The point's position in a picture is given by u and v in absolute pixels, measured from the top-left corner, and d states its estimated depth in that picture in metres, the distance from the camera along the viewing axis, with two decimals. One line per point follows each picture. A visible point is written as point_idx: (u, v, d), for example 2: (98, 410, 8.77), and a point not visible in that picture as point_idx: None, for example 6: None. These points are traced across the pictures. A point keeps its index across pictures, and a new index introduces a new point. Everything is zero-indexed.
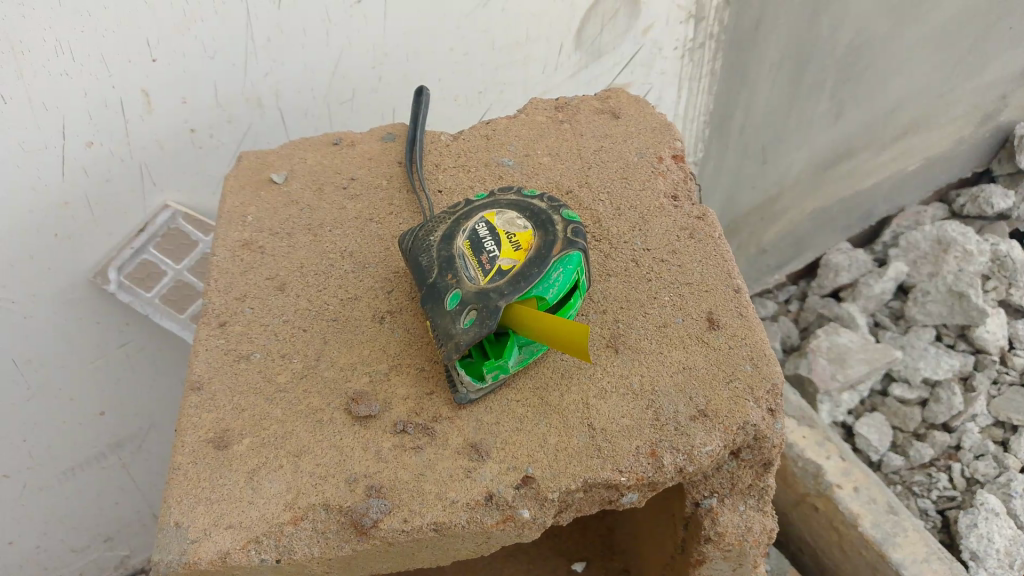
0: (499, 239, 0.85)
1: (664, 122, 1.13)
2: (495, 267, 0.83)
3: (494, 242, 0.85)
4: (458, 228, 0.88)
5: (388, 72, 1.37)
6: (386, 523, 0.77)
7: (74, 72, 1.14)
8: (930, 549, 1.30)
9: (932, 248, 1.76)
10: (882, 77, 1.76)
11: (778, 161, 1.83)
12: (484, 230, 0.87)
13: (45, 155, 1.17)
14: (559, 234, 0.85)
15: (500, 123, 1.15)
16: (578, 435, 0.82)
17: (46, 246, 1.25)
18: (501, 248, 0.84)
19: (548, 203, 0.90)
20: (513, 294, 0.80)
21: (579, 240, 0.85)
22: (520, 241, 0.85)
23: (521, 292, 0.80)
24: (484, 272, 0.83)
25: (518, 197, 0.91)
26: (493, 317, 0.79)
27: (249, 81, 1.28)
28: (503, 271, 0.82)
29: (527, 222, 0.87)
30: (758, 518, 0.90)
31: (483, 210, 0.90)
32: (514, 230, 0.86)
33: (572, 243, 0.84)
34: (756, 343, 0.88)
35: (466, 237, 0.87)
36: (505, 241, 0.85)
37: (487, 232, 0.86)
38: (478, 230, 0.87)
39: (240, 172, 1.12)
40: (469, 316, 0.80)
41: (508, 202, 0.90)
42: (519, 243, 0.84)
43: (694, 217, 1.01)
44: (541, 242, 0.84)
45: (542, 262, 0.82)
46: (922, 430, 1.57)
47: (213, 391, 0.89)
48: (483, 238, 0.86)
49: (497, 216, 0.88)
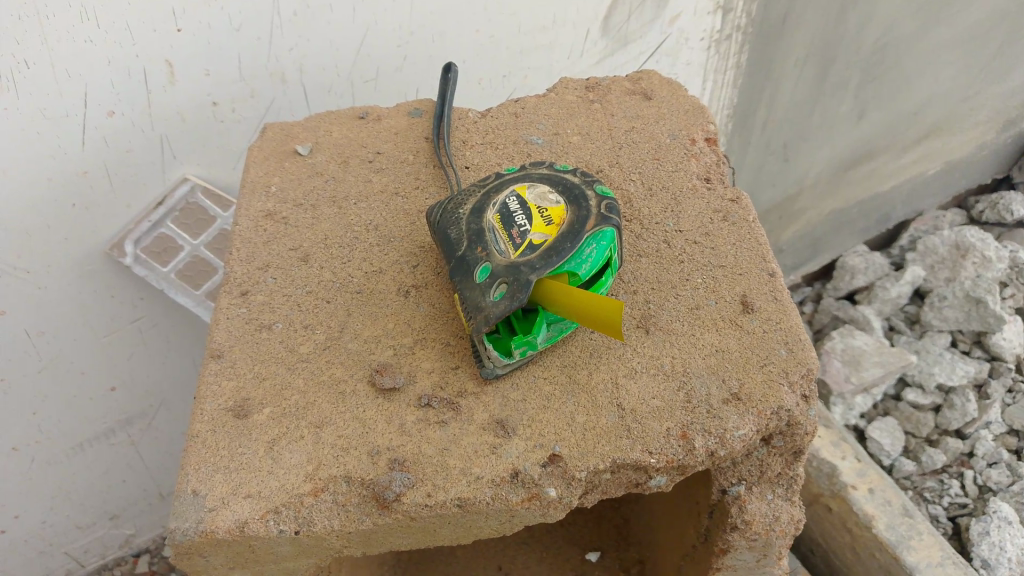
0: (531, 213, 0.83)
1: (697, 105, 1.10)
2: (527, 241, 0.80)
3: (525, 216, 0.83)
4: (488, 201, 0.86)
5: (413, 51, 1.35)
6: (408, 497, 0.75)
7: (97, 39, 1.12)
8: (946, 553, 1.28)
9: (950, 253, 1.73)
10: (909, 76, 1.73)
11: (802, 157, 1.80)
12: (515, 204, 0.84)
13: (66, 122, 1.16)
14: (592, 210, 0.83)
15: (529, 102, 1.13)
16: (607, 414, 0.80)
17: (63, 216, 1.23)
18: (533, 222, 0.82)
19: (581, 178, 0.88)
20: (545, 269, 0.77)
21: (613, 216, 0.83)
22: (552, 215, 0.82)
23: (553, 266, 0.78)
24: (515, 245, 0.80)
25: (550, 172, 0.89)
26: (524, 291, 0.77)
27: (272, 54, 1.26)
28: (534, 245, 0.80)
29: (560, 197, 0.84)
30: (786, 508, 0.88)
31: (515, 184, 0.88)
32: (546, 205, 0.84)
33: (606, 218, 0.82)
34: (791, 328, 0.86)
35: (497, 210, 0.85)
36: (537, 215, 0.83)
37: (518, 206, 0.84)
38: (509, 204, 0.85)
39: (264, 142, 1.10)
40: (500, 289, 0.79)
41: (540, 176, 0.88)
42: (551, 218, 0.82)
43: (727, 200, 0.99)
44: (574, 217, 0.82)
45: (575, 237, 0.79)
46: (935, 436, 1.54)
47: (234, 359, 0.87)
48: (514, 212, 0.83)
49: (528, 189, 0.86)
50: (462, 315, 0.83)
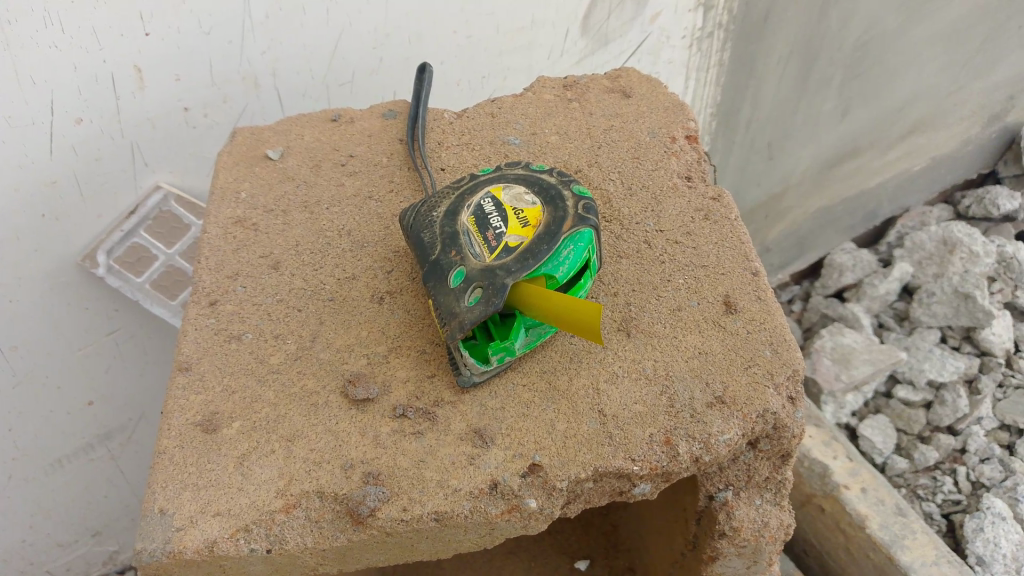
0: (506, 215, 0.80)
1: (677, 102, 1.08)
2: (502, 244, 0.78)
3: (500, 217, 0.80)
4: (462, 203, 0.84)
5: (388, 54, 1.33)
6: (383, 512, 0.72)
7: (63, 45, 1.09)
8: (941, 552, 1.25)
9: (937, 248, 1.71)
10: (892, 72, 1.72)
11: (787, 155, 1.78)
12: (490, 206, 0.82)
13: (32, 131, 1.13)
14: (569, 210, 0.80)
15: (505, 101, 1.10)
16: (588, 421, 0.78)
17: (32, 227, 1.20)
18: (508, 224, 0.79)
19: (558, 177, 0.85)
20: (520, 272, 0.75)
21: (591, 216, 0.80)
22: (528, 217, 0.80)
23: (529, 269, 0.75)
24: (490, 249, 0.78)
25: (526, 172, 0.87)
26: (499, 295, 0.74)
27: (244, 58, 1.23)
28: (509, 247, 0.78)
29: (536, 198, 0.82)
30: (775, 513, 0.86)
31: (490, 185, 0.85)
32: (522, 206, 0.81)
33: (583, 219, 0.79)
34: (776, 327, 0.84)
35: (471, 213, 0.82)
36: (512, 217, 0.80)
37: (493, 207, 0.82)
38: (483, 206, 0.82)
39: (235, 148, 1.07)
40: (475, 294, 0.76)
41: (516, 177, 0.86)
42: (527, 219, 0.80)
43: (709, 198, 0.97)
44: (550, 218, 0.79)
45: (551, 239, 0.77)
46: (926, 433, 1.52)
47: (202, 372, 0.84)
48: (489, 214, 0.81)
49: (503, 190, 0.83)
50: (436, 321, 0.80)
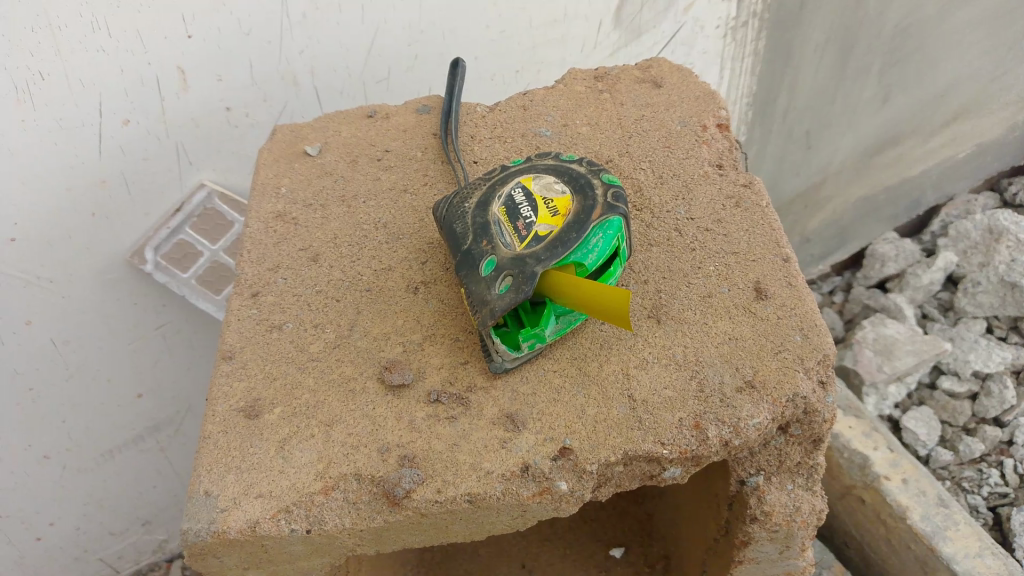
0: (536, 204, 0.82)
1: (708, 91, 1.09)
2: (532, 233, 0.79)
3: (530, 207, 0.82)
4: (494, 193, 0.85)
5: (423, 50, 1.35)
6: (418, 494, 0.75)
7: (110, 48, 1.14)
8: (985, 544, 1.24)
9: (983, 237, 1.66)
10: (932, 58, 1.69)
11: (824, 144, 1.77)
12: (520, 195, 0.83)
13: (82, 132, 1.17)
14: (598, 199, 0.82)
15: (537, 94, 1.12)
16: (618, 406, 0.79)
17: (82, 225, 1.25)
18: (538, 213, 0.81)
19: (588, 167, 0.87)
20: (549, 260, 0.76)
21: (620, 205, 0.82)
22: (558, 206, 0.81)
23: (558, 257, 0.76)
24: (521, 238, 0.79)
25: (556, 162, 0.88)
26: (529, 283, 0.76)
27: (284, 57, 1.26)
28: (539, 236, 0.79)
29: (565, 187, 0.83)
30: (807, 498, 0.86)
31: (520, 175, 0.87)
32: (552, 195, 0.83)
33: (612, 208, 0.81)
34: (807, 312, 0.84)
35: (502, 203, 0.84)
36: (541, 206, 0.81)
37: (524, 197, 0.83)
38: (514, 196, 0.84)
39: (275, 144, 1.10)
40: (505, 282, 0.78)
41: (546, 167, 0.87)
42: (556, 208, 0.81)
43: (740, 185, 0.97)
44: (579, 207, 0.81)
45: (581, 227, 0.78)
46: (971, 425, 1.51)
47: (244, 361, 0.87)
48: (519, 204, 0.82)
49: (533, 180, 0.85)
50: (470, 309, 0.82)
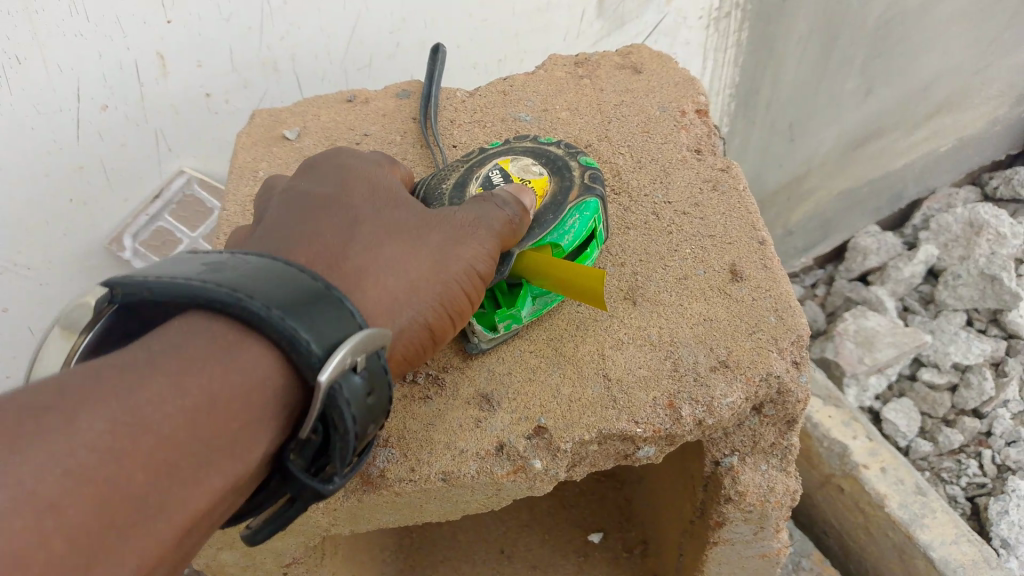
0: (514, 184, 0.82)
1: (687, 77, 1.09)
2: None
3: None
4: (472, 175, 0.85)
5: (405, 37, 1.34)
6: (393, 472, 0.75)
7: (89, 32, 1.13)
8: (960, 531, 1.25)
9: (963, 230, 1.69)
10: (915, 50, 1.70)
11: (808, 137, 1.76)
12: (499, 176, 0.83)
13: (59, 117, 1.17)
14: (576, 180, 0.82)
15: (517, 79, 1.12)
16: (592, 385, 0.79)
17: (62, 212, 1.26)
18: None
19: (565, 150, 0.87)
20: (526, 241, 0.76)
21: (596, 186, 0.82)
22: (535, 187, 0.81)
23: (535, 238, 0.76)
24: None
25: (533, 145, 0.89)
26: (504, 265, 0.75)
27: (264, 43, 1.26)
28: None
29: (542, 169, 0.84)
30: (781, 478, 0.87)
31: (497, 157, 0.87)
32: (529, 176, 0.83)
33: (589, 188, 0.81)
34: (781, 293, 0.85)
35: (481, 183, 0.83)
36: None
37: (501, 178, 0.83)
38: (492, 177, 0.84)
39: (253, 129, 1.10)
40: None
41: (523, 150, 0.88)
42: (534, 190, 0.81)
43: (718, 169, 0.98)
44: (557, 188, 0.81)
45: (557, 209, 0.79)
46: (951, 416, 1.52)
47: None
48: (498, 184, 0.82)
49: (511, 162, 0.85)
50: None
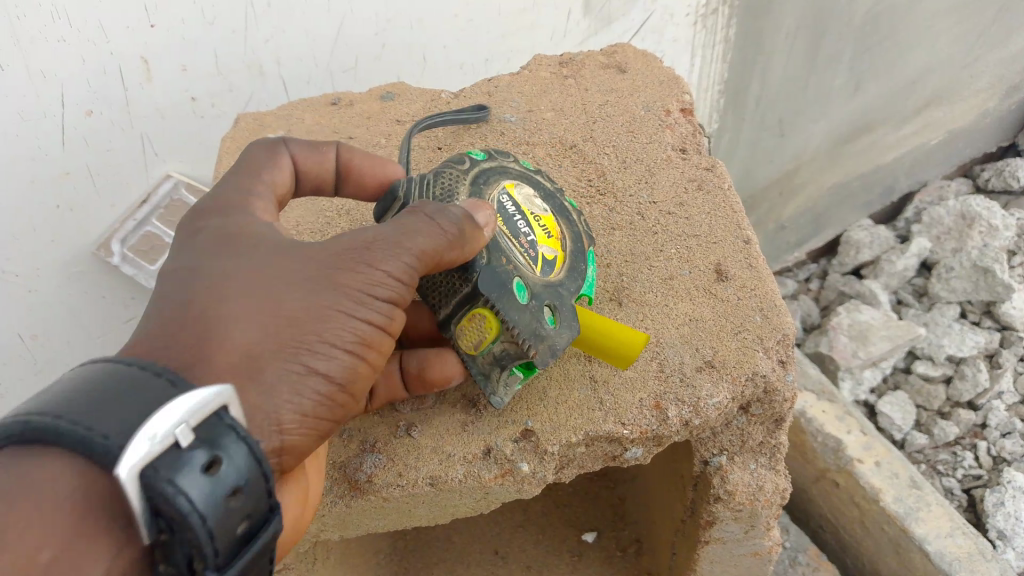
0: (530, 220, 0.77)
1: (671, 76, 1.10)
2: (541, 256, 0.75)
3: (526, 223, 0.77)
4: (482, 194, 0.76)
5: (390, 39, 1.34)
6: (380, 478, 0.75)
7: (71, 38, 1.14)
8: (955, 523, 1.25)
9: (955, 223, 1.69)
10: (903, 44, 1.69)
11: (797, 134, 1.76)
12: (511, 207, 0.77)
13: (45, 124, 1.18)
14: (577, 226, 0.82)
15: (502, 80, 1.12)
16: (579, 387, 0.79)
17: (48, 219, 1.26)
18: (537, 233, 0.77)
19: (551, 185, 0.85)
20: (571, 294, 0.75)
21: (591, 236, 0.83)
22: (549, 227, 0.79)
23: (574, 291, 0.76)
24: (533, 260, 0.75)
25: (522, 170, 0.84)
26: (574, 320, 0.73)
27: (250, 48, 1.26)
28: (548, 261, 0.76)
29: (545, 205, 0.81)
30: (770, 477, 0.87)
31: (497, 176, 0.79)
32: (539, 212, 0.79)
33: (591, 239, 0.82)
34: (766, 293, 0.85)
35: (496, 211, 0.76)
36: (538, 225, 0.77)
37: (513, 207, 0.77)
38: (505, 205, 0.77)
39: (237, 134, 1.10)
40: (546, 313, 0.72)
41: (516, 174, 0.82)
42: (549, 230, 0.78)
43: (703, 168, 0.98)
44: (568, 234, 0.80)
45: (580, 261, 0.79)
46: (946, 409, 1.52)
47: None
48: (515, 217, 0.76)
49: (516, 187, 0.79)
50: (495, 335, 0.69)
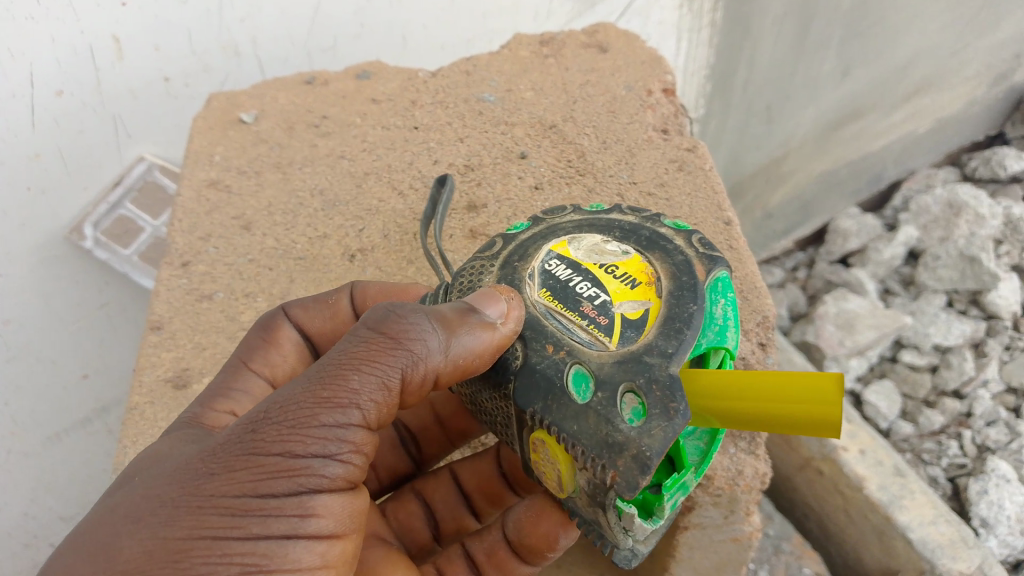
0: (598, 277, 0.63)
1: (653, 56, 1.08)
2: (620, 318, 0.60)
3: (590, 283, 0.62)
4: (518, 275, 0.65)
5: (369, 18, 1.31)
6: None
7: (39, 15, 1.10)
8: (938, 512, 1.23)
9: (943, 211, 1.68)
10: (892, 31, 1.66)
11: (785, 120, 1.73)
12: (566, 271, 0.64)
13: (13, 104, 1.14)
14: (687, 254, 0.64)
15: (481, 59, 1.09)
16: None
17: (20, 202, 1.22)
18: (609, 290, 0.62)
19: (638, 216, 0.69)
20: (680, 353, 0.57)
21: (716, 254, 0.65)
22: (630, 276, 0.63)
23: (689, 346, 0.57)
24: (605, 330, 0.59)
25: (582, 216, 0.70)
26: (677, 398, 0.54)
27: (224, 26, 1.23)
28: (632, 321, 0.59)
29: (623, 247, 0.65)
30: (750, 461, 0.89)
31: (544, 244, 0.67)
32: (610, 261, 0.64)
33: (714, 260, 0.63)
34: (748, 276, 0.85)
35: (544, 285, 0.63)
36: (610, 281, 0.62)
37: (570, 271, 0.64)
38: (557, 273, 0.64)
39: (209, 112, 1.08)
40: (631, 405, 0.54)
41: (572, 226, 0.69)
42: (631, 279, 0.62)
43: (684, 149, 0.97)
44: (663, 272, 0.63)
45: (695, 296, 0.60)
46: (932, 398, 1.50)
47: (173, 331, 0.88)
48: (572, 284, 0.63)
49: (569, 245, 0.66)
50: (564, 459, 0.56)
